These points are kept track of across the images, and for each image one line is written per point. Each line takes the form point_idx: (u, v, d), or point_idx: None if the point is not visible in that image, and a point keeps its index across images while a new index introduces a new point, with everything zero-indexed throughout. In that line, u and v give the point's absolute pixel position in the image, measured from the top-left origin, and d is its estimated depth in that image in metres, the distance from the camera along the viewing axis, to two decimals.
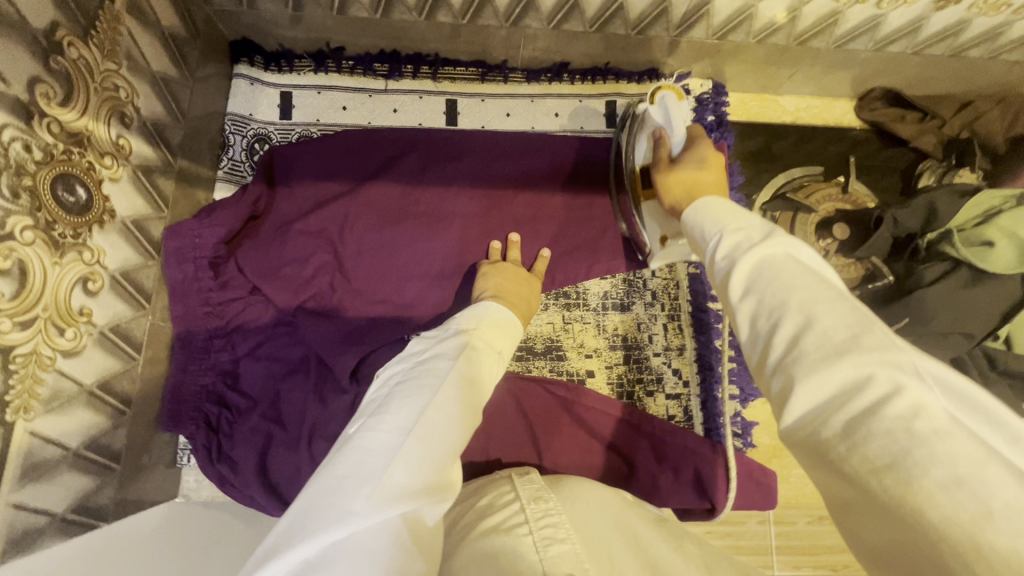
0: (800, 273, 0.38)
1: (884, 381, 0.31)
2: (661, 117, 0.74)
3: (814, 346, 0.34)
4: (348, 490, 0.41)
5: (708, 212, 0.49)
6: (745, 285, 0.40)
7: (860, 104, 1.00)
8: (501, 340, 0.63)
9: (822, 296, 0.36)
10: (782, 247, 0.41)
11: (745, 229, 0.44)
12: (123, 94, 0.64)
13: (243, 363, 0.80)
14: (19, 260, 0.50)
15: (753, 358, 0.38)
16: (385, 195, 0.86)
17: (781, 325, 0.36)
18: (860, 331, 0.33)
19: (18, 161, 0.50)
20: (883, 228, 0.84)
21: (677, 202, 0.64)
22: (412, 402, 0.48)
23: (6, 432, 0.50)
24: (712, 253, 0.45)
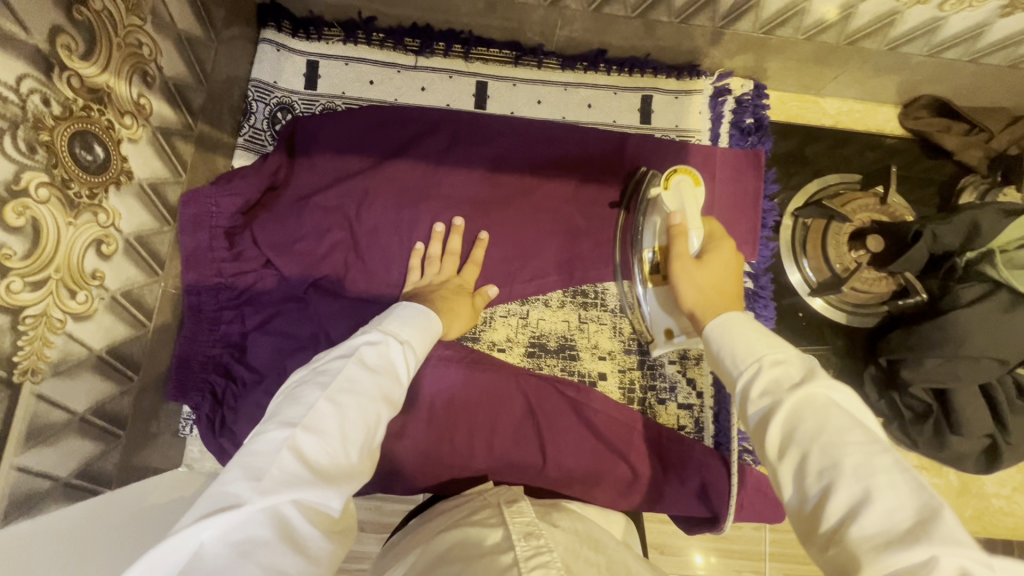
0: (852, 431, 0.38)
1: (949, 567, 0.30)
2: (676, 203, 0.73)
3: (875, 526, 0.33)
4: (237, 487, 0.41)
5: (733, 335, 0.50)
6: (787, 441, 0.40)
7: (904, 111, 0.96)
8: (417, 333, 0.62)
9: (879, 464, 0.36)
10: (825, 390, 0.41)
11: (786, 361, 0.44)
12: (146, 52, 0.62)
13: (252, 336, 0.78)
14: (33, 218, 0.48)
15: (801, 524, 0.38)
16: (406, 172, 0.85)
17: (834, 491, 0.36)
18: (926, 513, 0.33)
19: (35, 115, 0.48)
20: (922, 243, 0.77)
21: (693, 309, 0.62)
22: (303, 399, 0.48)
23: (12, 394, 0.49)
24: (744, 386, 0.45)
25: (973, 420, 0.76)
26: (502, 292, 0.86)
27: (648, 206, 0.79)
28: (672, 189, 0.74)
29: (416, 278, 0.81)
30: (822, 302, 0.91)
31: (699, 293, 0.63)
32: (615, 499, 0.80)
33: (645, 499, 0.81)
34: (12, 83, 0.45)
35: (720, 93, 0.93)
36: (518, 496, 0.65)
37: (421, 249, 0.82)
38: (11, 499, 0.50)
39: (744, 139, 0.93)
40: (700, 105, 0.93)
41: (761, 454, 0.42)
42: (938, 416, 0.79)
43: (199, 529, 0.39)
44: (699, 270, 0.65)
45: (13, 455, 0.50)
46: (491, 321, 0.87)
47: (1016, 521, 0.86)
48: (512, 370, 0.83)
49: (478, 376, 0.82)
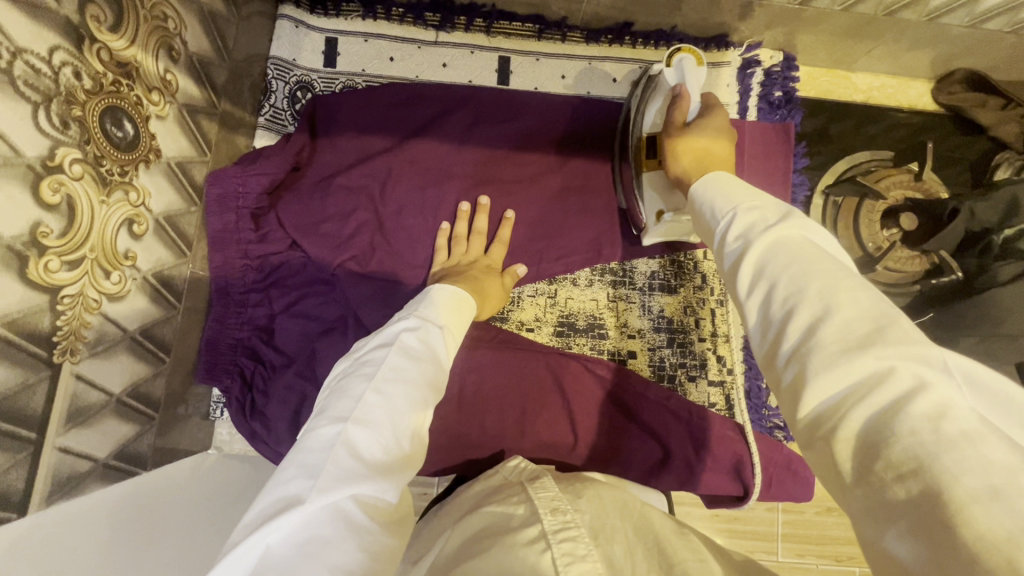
0: (825, 260, 0.35)
1: (907, 377, 0.28)
2: (676, 80, 0.71)
3: (838, 337, 0.30)
4: (296, 486, 0.41)
5: (717, 190, 0.46)
6: (756, 274, 0.36)
7: (937, 87, 0.94)
8: (455, 319, 0.62)
9: (845, 286, 0.33)
10: (801, 230, 0.38)
11: (764, 210, 0.41)
12: (171, 25, 0.60)
13: (279, 319, 0.78)
14: (68, 194, 0.47)
15: (762, 351, 0.35)
16: (431, 151, 0.83)
17: (797, 313, 0.33)
18: (885, 324, 0.30)
19: (67, 89, 0.46)
20: (958, 222, 0.76)
21: (683, 173, 0.62)
22: (352, 392, 0.48)
23: (53, 374, 0.48)
24: (723, 233, 0.42)
25: None
26: (530, 272, 0.85)
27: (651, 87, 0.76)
28: (673, 66, 0.71)
29: (443, 260, 0.80)
30: None
31: (692, 158, 0.62)
32: (645, 479, 0.80)
33: (680, 479, 0.80)
34: (43, 54, 0.44)
35: (749, 65, 0.90)
36: (542, 472, 0.62)
37: (446, 229, 0.81)
38: (53, 481, 0.50)
39: (772, 112, 0.91)
40: (728, 78, 0.91)
41: (730, 293, 0.39)
42: None
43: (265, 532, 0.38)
44: (692, 135, 0.64)
45: (54, 436, 0.49)
46: (520, 301, 0.86)
47: None
48: (542, 351, 0.83)
49: (507, 356, 0.82)
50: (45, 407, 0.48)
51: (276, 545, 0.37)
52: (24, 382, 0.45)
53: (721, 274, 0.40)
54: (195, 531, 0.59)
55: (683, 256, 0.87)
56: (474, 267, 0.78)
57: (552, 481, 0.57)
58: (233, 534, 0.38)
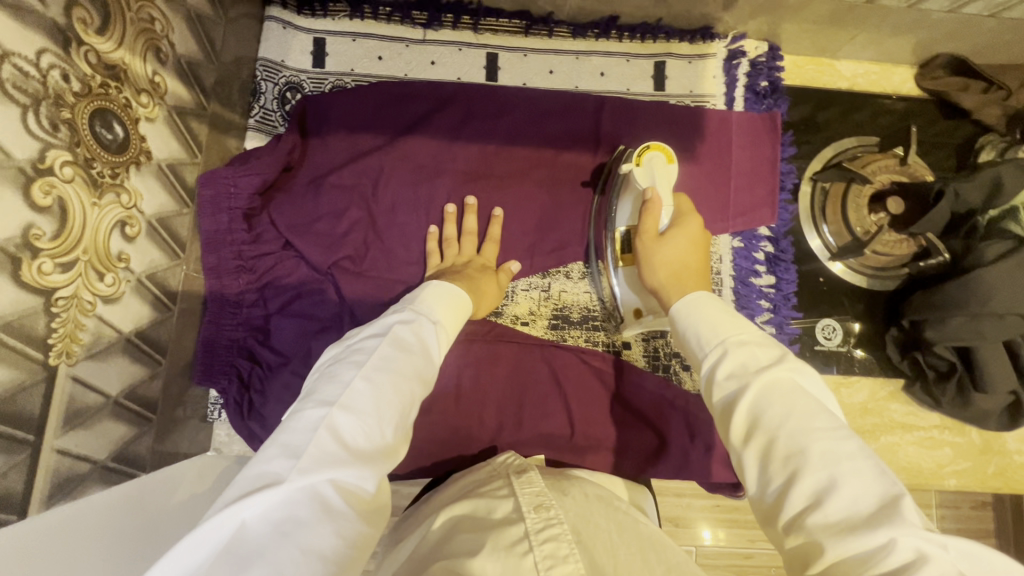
0: (817, 416, 0.41)
1: (904, 548, 0.33)
2: (647, 180, 0.74)
3: (839, 511, 0.36)
4: (276, 467, 0.41)
5: (699, 314, 0.51)
6: (755, 425, 0.42)
7: (921, 71, 0.95)
8: (451, 315, 0.62)
9: (842, 452, 0.39)
10: (789, 374, 0.44)
11: (752, 345, 0.47)
12: (158, 28, 0.60)
13: (275, 319, 0.78)
14: (60, 197, 0.48)
15: (763, 508, 0.41)
16: (422, 149, 0.84)
17: (801, 479, 0.38)
18: (885, 499, 0.36)
19: (56, 91, 0.47)
20: (944, 203, 0.78)
21: (660, 287, 0.65)
22: (340, 377, 0.48)
23: (50, 376, 0.48)
24: (712, 368, 0.48)
25: (997, 375, 0.76)
26: (523, 266, 0.86)
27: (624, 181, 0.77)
28: (644, 165, 0.74)
29: (437, 261, 0.80)
30: (842, 266, 0.89)
31: (665, 270, 0.66)
32: (642, 467, 0.81)
33: (676, 466, 0.81)
34: (31, 57, 0.44)
35: (733, 56, 0.92)
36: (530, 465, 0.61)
37: (435, 233, 0.82)
38: (53, 482, 0.50)
39: (758, 103, 0.92)
40: (714, 69, 0.92)
41: (729, 442, 0.45)
42: (963, 373, 0.80)
43: (242, 508, 0.38)
44: (665, 249, 0.67)
45: (52, 438, 0.49)
46: (514, 295, 0.86)
47: None
48: (537, 343, 0.84)
49: (504, 348, 0.83)
50: (42, 409, 0.48)
51: (252, 521, 0.37)
52: (20, 384, 0.45)
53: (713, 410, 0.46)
54: (185, 514, 0.60)
55: None
56: (463, 270, 0.77)
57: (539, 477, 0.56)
58: (211, 507, 0.39)
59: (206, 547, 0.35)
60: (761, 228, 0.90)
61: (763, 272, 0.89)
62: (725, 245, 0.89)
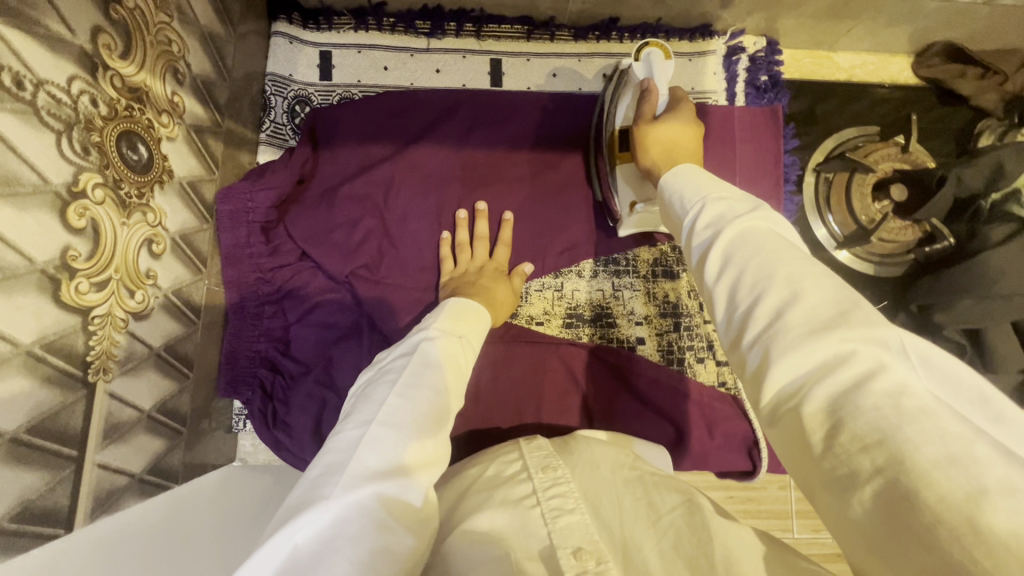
0: (784, 248, 0.38)
1: (866, 358, 0.30)
2: (644, 73, 0.74)
3: (801, 320, 0.33)
4: (322, 486, 0.42)
5: (683, 182, 0.51)
6: (724, 262, 0.39)
7: (918, 61, 0.97)
8: (475, 330, 0.63)
9: (808, 274, 0.36)
10: (765, 223, 0.41)
11: (731, 200, 0.45)
12: (175, 48, 0.61)
13: (295, 329, 0.79)
14: (93, 219, 0.49)
15: (730, 340, 0.38)
16: (431, 156, 0.85)
17: (763, 299, 0.35)
18: (848, 308, 0.33)
19: (86, 116, 0.48)
20: (947, 189, 0.79)
21: (653, 163, 0.66)
22: (374, 397, 0.50)
23: (89, 392, 0.50)
24: (693, 221, 0.46)
25: (1006, 353, 0.78)
26: (536, 268, 0.87)
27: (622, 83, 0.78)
28: (642, 62, 0.74)
29: (450, 266, 0.81)
30: (848, 255, 0.91)
31: (660, 148, 0.66)
32: None
33: (691, 457, 0.83)
34: (63, 84, 0.46)
35: (733, 52, 0.93)
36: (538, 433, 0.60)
37: (448, 238, 0.83)
38: (94, 496, 0.51)
39: (760, 97, 0.93)
40: (714, 66, 0.93)
41: (701, 285, 0.42)
42: (972, 356, 0.81)
43: (293, 530, 0.39)
44: (659, 128, 0.68)
45: (93, 453, 0.51)
46: (528, 296, 0.87)
47: None
48: (553, 343, 0.85)
49: (521, 348, 0.84)
50: (83, 424, 0.49)
51: (305, 541, 0.38)
52: (63, 402, 0.47)
53: (688, 265, 0.44)
54: (215, 518, 0.62)
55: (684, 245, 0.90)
56: (479, 275, 0.79)
57: (547, 442, 0.54)
58: (264, 531, 0.40)
59: (264, 570, 0.36)
60: None
61: None
62: None
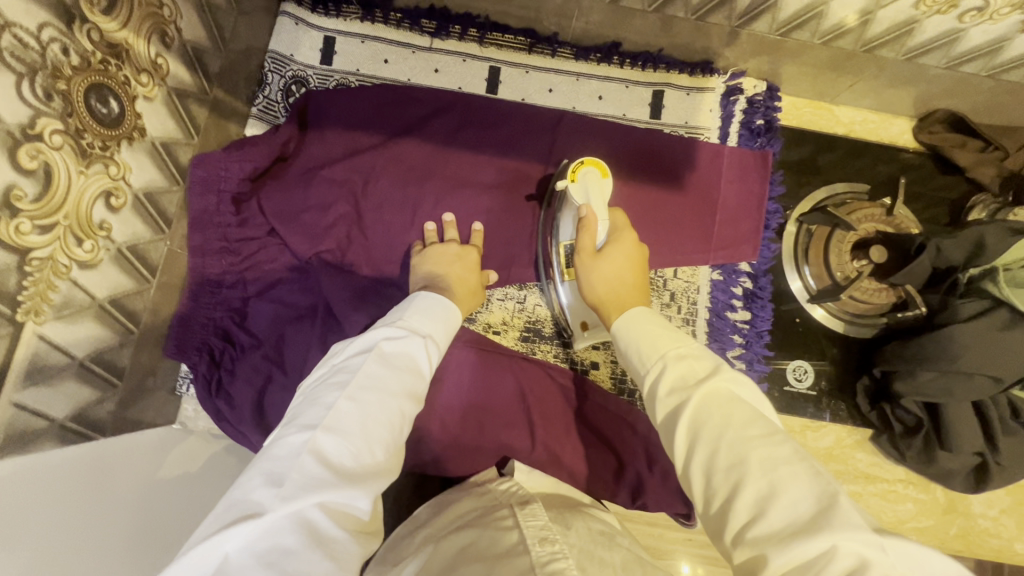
0: (754, 424, 0.42)
1: (846, 553, 0.34)
2: (582, 196, 0.74)
3: (780, 517, 0.37)
4: (259, 495, 0.42)
5: (636, 333, 0.53)
6: (697, 439, 0.43)
7: (918, 126, 0.95)
8: (439, 330, 0.63)
9: (778, 456, 0.40)
10: (727, 384, 0.46)
11: (688, 357, 0.49)
12: (166, 13, 0.63)
13: (253, 302, 0.80)
14: (45, 162, 0.50)
15: (708, 519, 0.42)
16: (414, 151, 0.86)
17: (744, 487, 0.39)
18: (821, 495, 0.37)
19: (54, 63, 0.49)
20: (924, 257, 0.76)
21: (602, 304, 0.67)
22: (323, 399, 0.49)
23: (16, 331, 0.51)
24: (653, 383, 0.49)
25: (963, 434, 0.75)
26: (501, 277, 0.87)
27: (563, 200, 0.79)
28: (577, 182, 0.75)
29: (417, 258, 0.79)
30: (822, 311, 0.89)
31: (607, 290, 0.67)
32: (597, 486, 0.80)
33: (627, 493, 0.80)
34: (33, 30, 0.47)
35: (731, 92, 0.92)
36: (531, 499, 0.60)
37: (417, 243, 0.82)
38: (7, 433, 0.52)
39: (752, 140, 0.92)
40: (711, 103, 0.93)
41: (673, 457, 0.45)
42: (930, 430, 0.78)
43: (225, 539, 0.39)
44: (603, 268, 0.69)
45: (11, 391, 0.51)
46: (490, 304, 0.88)
47: (1001, 544, 0.85)
48: (505, 353, 0.85)
49: (472, 353, 0.84)
50: (4, 362, 0.50)
51: (234, 553, 0.39)
52: None
53: (655, 424, 0.47)
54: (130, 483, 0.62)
55: (654, 275, 0.89)
56: (455, 260, 0.78)
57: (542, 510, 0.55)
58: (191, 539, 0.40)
59: None
60: (741, 263, 0.90)
61: (739, 308, 0.89)
62: (704, 276, 0.90)
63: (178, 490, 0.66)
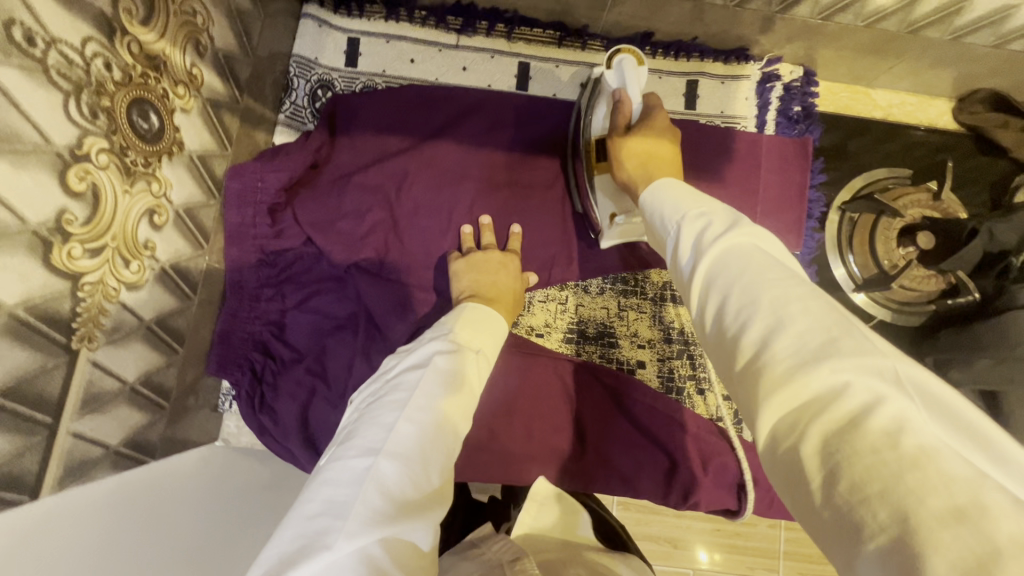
0: (772, 270, 0.36)
1: (861, 392, 0.28)
2: (617, 81, 0.70)
3: (787, 350, 0.31)
4: (322, 528, 0.39)
5: (665, 197, 0.50)
6: (711, 288, 0.38)
7: (960, 106, 0.93)
8: (488, 343, 0.59)
9: (795, 295, 0.33)
10: (749, 239, 0.39)
11: (711, 214, 0.43)
12: (199, 20, 0.60)
13: (291, 316, 0.78)
14: (93, 183, 0.48)
15: (720, 367, 0.36)
16: (446, 153, 0.83)
17: (752, 324, 0.33)
18: (837, 333, 0.30)
19: (97, 79, 0.47)
20: (975, 243, 0.74)
21: (630, 176, 0.65)
22: (381, 420, 0.46)
23: (71, 359, 0.49)
24: (674, 243, 0.44)
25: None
26: (541, 279, 0.85)
27: (597, 90, 0.75)
28: (614, 69, 0.71)
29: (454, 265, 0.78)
30: (865, 298, 0.88)
31: (635, 161, 0.66)
32: (650, 488, 0.79)
33: (678, 494, 0.79)
34: (77, 45, 0.45)
35: (767, 79, 0.90)
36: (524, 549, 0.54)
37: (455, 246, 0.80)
38: (66, 465, 0.50)
39: (790, 127, 0.91)
40: (746, 91, 0.91)
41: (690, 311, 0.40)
42: None
43: None
44: (634, 140, 0.67)
45: (69, 422, 0.50)
46: (531, 306, 0.86)
47: None
48: (550, 356, 0.84)
49: (516, 359, 0.82)
50: (61, 392, 0.48)
51: None
52: (41, 367, 0.46)
53: (676, 286, 0.43)
54: (184, 504, 0.60)
55: None
56: (501, 269, 0.77)
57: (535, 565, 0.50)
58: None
59: None
60: (785, 254, 0.88)
61: None
62: None
63: (228, 506, 0.64)
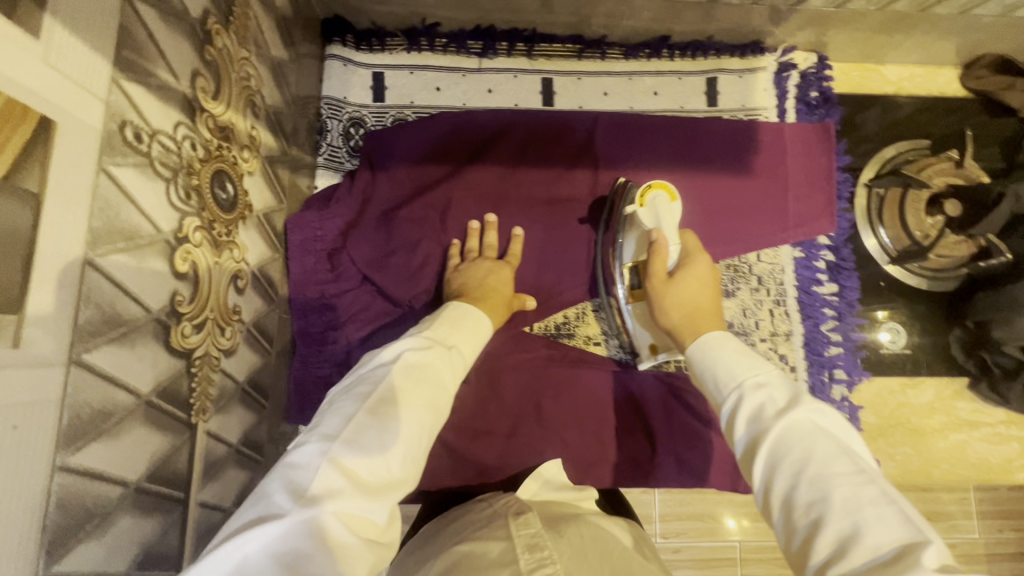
0: (838, 461, 0.41)
1: None
2: (652, 219, 0.74)
3: (862, 560, 0.36)
4: (278, 499, 0.40)
5: (719, 356, 0.53)
6: (776, 469, 0.42)
7: (966, 71, 0.96)
8: (465, 341, 0.57)
9: (867, 496, 0.39)
10: (810, 415, 0.44)
11: (769, 386, 0.48)
12: (253, 83, 0.61)
13: (358, 353, 0.78)
14: (193, 263, 0.49)
15: (788, 552, 0.40)
16: (485, 176, 0.85)
17: (824, 525, 0.38)
18: (909, 543, 0.36)
19: (188, 160, 0.48)
20: (1006, 203, 0.80)
21: (674, 328, 0.66)
22: (344, 409, 0.46)
23: (192, 434, 0.50)
24: (732, 407, 0.48)
25: None
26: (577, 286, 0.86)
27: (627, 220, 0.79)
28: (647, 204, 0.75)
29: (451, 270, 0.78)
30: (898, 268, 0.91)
31: (680, 314, 0.66)
32: (720, 478, 0.83)
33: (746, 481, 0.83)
34: (171, 131, 0.46)
35: (784, 68, 0.93)
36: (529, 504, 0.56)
37: (456, 247, 0.81)
38: (198, 533, 0.52)
39: (811, 113, 0.94)
40: (765, 83, 0.93)
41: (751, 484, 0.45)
42: None
43: (245, 541, 0.37)
44: (675, 290, 0.68)
45: (196, 492, 0.51)
46: (584, 316, 0.87)
47: None
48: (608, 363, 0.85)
49: (574, 368, 0.84)
50: (187, 467, 0.49)
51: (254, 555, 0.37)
52: (173, 445, 0.47)
53: (735, 455, 0.47)
54: None
55: (740, 261, 0.89)
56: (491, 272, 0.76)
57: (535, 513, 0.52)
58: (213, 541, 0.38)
59: None
60: (820, 237, 0.91)
61: (826, 281, 0.90)
62: (786, 256, 0.90)
63: None
